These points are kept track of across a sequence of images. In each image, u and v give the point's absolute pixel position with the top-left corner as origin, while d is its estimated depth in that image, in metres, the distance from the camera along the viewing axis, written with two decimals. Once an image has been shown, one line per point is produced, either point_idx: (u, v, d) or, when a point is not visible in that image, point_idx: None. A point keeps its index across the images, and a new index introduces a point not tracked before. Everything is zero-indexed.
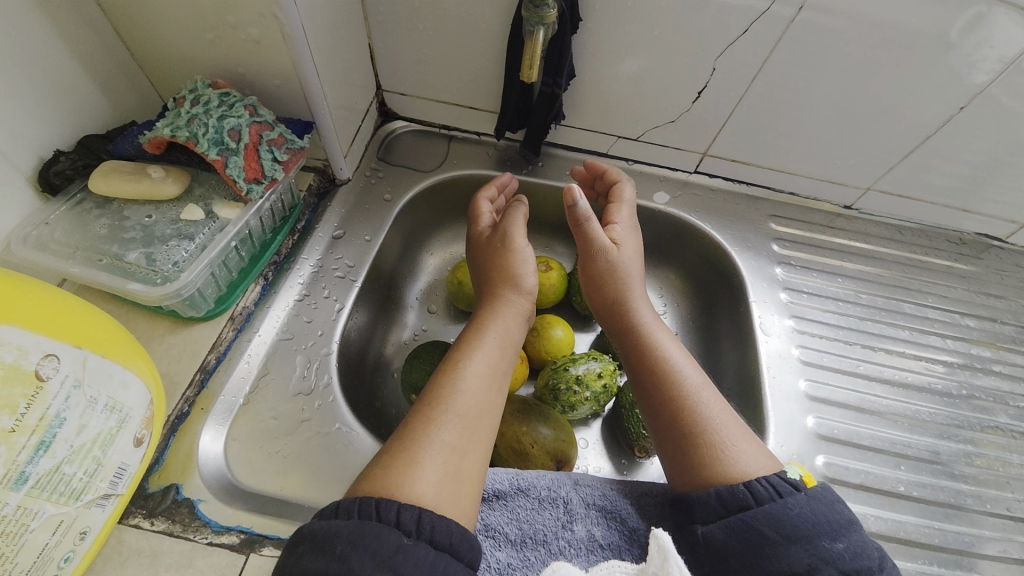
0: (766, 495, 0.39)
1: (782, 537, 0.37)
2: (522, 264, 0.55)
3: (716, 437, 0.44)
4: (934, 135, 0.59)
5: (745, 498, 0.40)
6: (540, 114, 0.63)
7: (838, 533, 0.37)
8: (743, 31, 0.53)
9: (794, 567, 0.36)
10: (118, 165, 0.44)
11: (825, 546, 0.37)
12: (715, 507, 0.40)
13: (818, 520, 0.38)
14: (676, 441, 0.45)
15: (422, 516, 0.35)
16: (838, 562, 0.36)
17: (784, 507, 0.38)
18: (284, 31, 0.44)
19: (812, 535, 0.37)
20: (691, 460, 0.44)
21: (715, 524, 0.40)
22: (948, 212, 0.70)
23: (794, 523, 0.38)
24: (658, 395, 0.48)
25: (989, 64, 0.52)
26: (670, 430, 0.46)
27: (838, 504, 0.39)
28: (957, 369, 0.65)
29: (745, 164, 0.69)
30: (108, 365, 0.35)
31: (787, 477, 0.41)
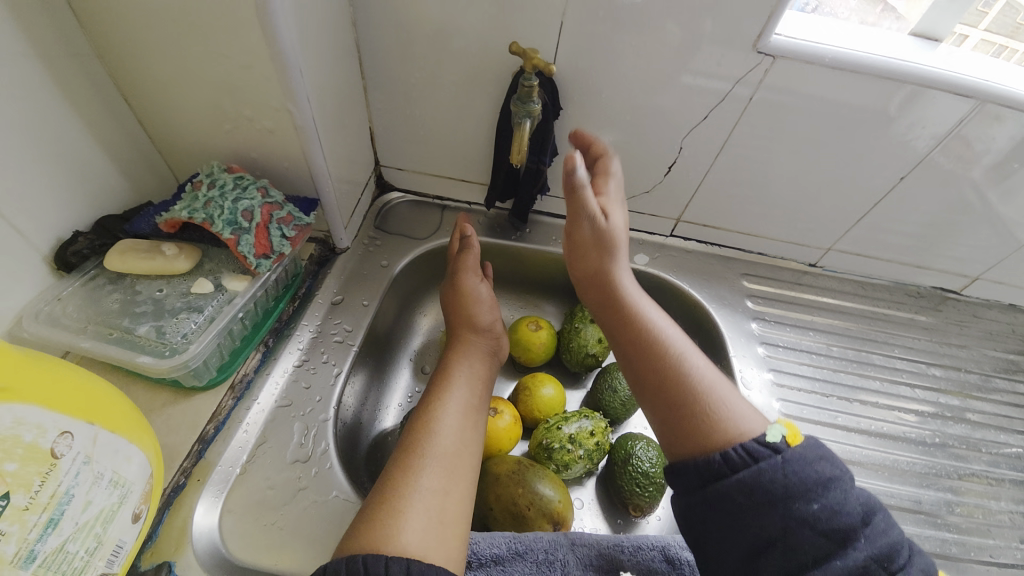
0: (737, 456, 0.40)
1: (752, 501, 0.38)
2: (480, 307, 0.60)
3: (708, 402, 0.44)
4: (885, 198, 0.66)
5: (719, 468, 0.40)
6: (527, 187, 0.68)
7: (814, 495, 0.37)
8: (704, 116, 0.61)
9: (768, 531, 0.37)
10: (134, 244, 0.47)
11: (801, 508, 0.37)
12: (693, 478, 0.41)
13: (792, 484, 0.38)
14: (670, 400, 0.45)
15: (410, 565, 0.36)
16: (814, 523, 0.37)
17: (755, 469, 0.39)
18: (297, 123, 0.49)
19: (787, 498, 0.38)
20: (688, 422, 0.43)
21: (693, 496, 0.41)
22: (904, 268, 0.76)
23: (768, 487, 0.38)
24: (644, 354, 0.49)
25: (927, 138, 0.59)
26: (660, 380, 0.46)
27: (819, 461, 0.39)
28: (929, 418, 0.68)
29: (716, 228, 0.75)
30: (116, 442, 0.36)
31: (766, 442, 0.40)
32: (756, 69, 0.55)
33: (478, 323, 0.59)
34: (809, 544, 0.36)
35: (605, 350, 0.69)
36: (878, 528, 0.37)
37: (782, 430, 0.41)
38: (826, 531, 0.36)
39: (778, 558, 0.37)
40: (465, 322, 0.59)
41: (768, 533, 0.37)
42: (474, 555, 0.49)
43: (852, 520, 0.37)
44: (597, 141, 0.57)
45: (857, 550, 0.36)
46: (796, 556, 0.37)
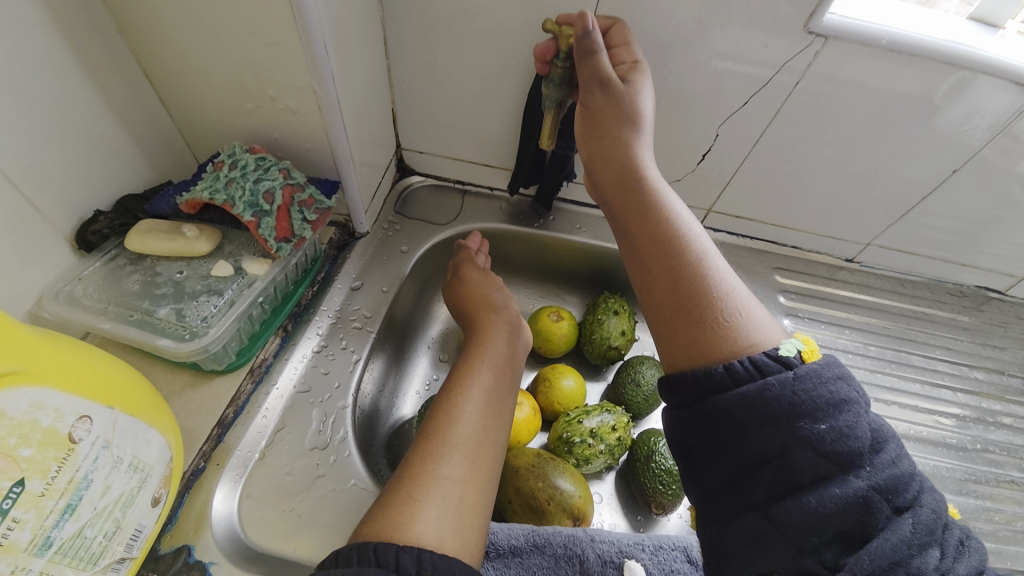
0: (741, 370, 0.35)
1: (753, 417, 0.34)
2: (498, 294, 0.60)
3: (717, 310, 0.39)
4: (931, 193, 0.62)
5: (720, 379, 0.36)
6: (552, 172, 0.66)
7: (822, 414, 0.33)
8: (744, 101, 0.57)
9: (765, 451, 0.33)
10: (154, 225, 0.47)
11: (806, 428, 0.33)
12: (690, 388, 0.37)
13: (799, 402, 0.33)
14: (674, 306, 0.41)
15: (422, 556, 0.35)
16: (817, 444, 0.33)
17: (760, 385, 0.34)
18: (320, 103, 0.48)
19: (791, 416, 0.33)
20: (690, 327, 0.39)
21: (688, 406, 0.37)
22: (947, 266, 0.72)
23: (770, 404, 0.34)
24: (654, 254, 0.43)
25: (980, 130, 0.55)
26: (664, 287, 0.42)
27: (833, 380, 0.34)
28: (969, 423, 0.65)
29: (748, 220, 0.72)
30: (135, 426, 0.36)
31: (779, 357, 0.36)
32: (806, 52, 0.52)
33: (498, 310, 0.58)
34: (808, 465, 0.32)
35: (628, 343, 0.67)
36: (885, 459, 0.33)
37: (798, 345, 0.36)
38: (830, 451, 0.32)
39: (771, 478, 0.33)
40: (486, 310, 0.58)
41: (764, 454, 0.33)
42: (490, 545, 0.46)
43: (861, 442, 0.33)
44: (623, 47, 0.51)
45: (860, 475, 0.32)
46: (790, 476, 0.33)
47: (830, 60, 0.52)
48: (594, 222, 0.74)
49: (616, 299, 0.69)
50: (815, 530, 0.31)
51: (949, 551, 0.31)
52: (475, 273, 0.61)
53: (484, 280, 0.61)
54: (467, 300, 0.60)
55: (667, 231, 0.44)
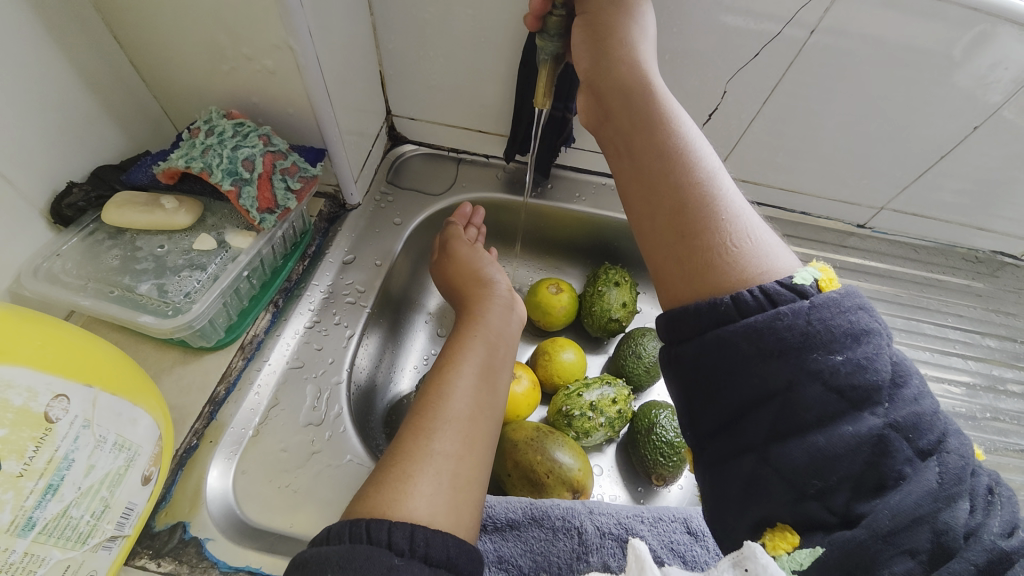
0: (749, 299, 0.32)
1: (762, 350, 0.31)
2: (486, 266, 0.58)
3: (723, 237, 0.35)
4: (949, 154, 0.59)
5: (726, 309, 0.32)
6: (550, 137, 0.63)
7: (837, 345, 0.30)
8: (753, 55, 0.53)
9: (772, 385, 0.31)
10: (131, 197, 0.45)
11: (820, 359, 0.30)
12: (693, 321, 0.33)
13: (811, 334, 0.30)
14: (674, 233, 0.37)
15: (415, 533, 0.34)
16: (831, 377, 0.30)
17: (770, 315, 0.31)
18: (299, 63, 0.45)
19: (803, 348, 0.30)
20: (692, 257, 0.36)
21: (690, 342, 0.33)
22: (961, 230, 0.69)
23: (781, 334, 0.31)
24: (656, 178, 0.39)
25: (1003, 85, 0.51)
26: (665, 214, 0.38)
27: (852, 311, 0.31)
28: (979, 391, 0.64)
29: (756, 185, 0.69)
30: (117, 404, 0.34)
31: (790, 285, 0.32)
32: None
33: (489, 284, 0.56)
34: (819, 401, 0.30)
35: (629, 316, 0.66)
36: (907, 397, 0.30)
37: (814, 273, 0.33)
38: (843, 386, 0.30)
39: (776, 417, 0.31)
40: (477, 284, 0.56)
41: (771, 388, 0.31)
42: (487, 518, 0.45)
43: (880, 377, 0.30)
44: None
45: (875, 414, 0.29)
46: (797, 413, 0.30)
47: (848, 5, 0.48)
48: (594, 190, 0.71)
49: (616, 270, 0.67)
50: (822, 474, 0.29)
51: (978, 502, 0.28)
52: (463, 248, 0.58)
53: (472, 253, 0.58)
54: (457, 273, 0.58)
55: (671, 153, 0.39)
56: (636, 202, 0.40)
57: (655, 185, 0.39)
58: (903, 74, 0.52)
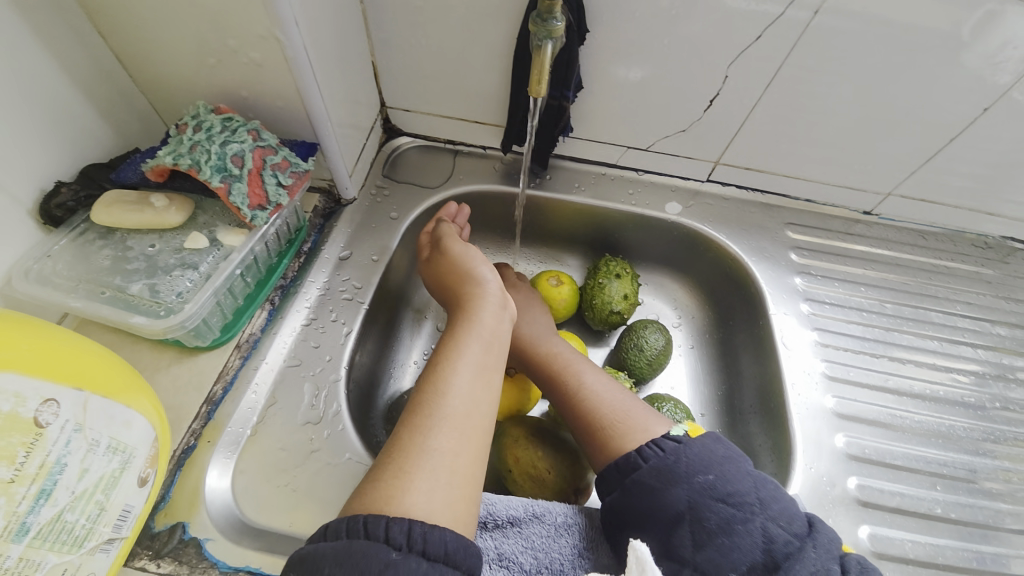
0: (652, 451, 0.43)
1: (664, 483, 0.41)
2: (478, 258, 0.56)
3: (618, 407, 0.48)
4: (959, 138, 0.57)
5: (635, 461, 0.43)
6: (547, 125, 0.61)
7: (708, 467, 0.42)
8: (756, 38, 0.51)
9: (676, 507, 0.40)
10: (120, 196, 0.44)
11: (699, 480, 0.41)
12: (616, 478, 0.44)
13: (693, 461, 0.42)
14: (587, 418, 0.49)
15: (413, 527, 0.34)
16: (711, 492, 0.40)
17: (664, 460, 0.42)
18: (287, 54, 0.44)
19: (687, 475, 0.41)
20: (603, 443, 0.47)
21: (616, 494, 0.44)
22: (971, 216, 0.68)
23: (673, 468, 0.42)
24: (563, 381, 0.52)
25: (1012, 65, 0.49)
26: (577, 405, 0.50)
27: (717, 444, 0.44)
28: (989, 380, 0.62)
29: (760, 172, 0.67)
30: (110, 406, 0.34)
31: (672, 434, 0.45)
32: None
33: (480, 276, 0.54)
34: (711, 512, 0.40)
35: (630, 308, 0.65)
36: (769, 499, 0.40)
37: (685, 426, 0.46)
38: (721, 497, 0.40)
39: (689, 532, 0.40)
40: (472, 277, 0.54)
41: (676, 509, 0.40)
42: (487, 516, 0.45)
43: (742, 487, 0.40)
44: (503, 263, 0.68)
45: (755, 514, 0.39)
46: (702, 528, 0.39)
47: None
48: (593, 180, 0.70)
49: (618, 262, 0.66)
50: (722, 549, 0.38)
51: None
52: (458, 246, 0.57)
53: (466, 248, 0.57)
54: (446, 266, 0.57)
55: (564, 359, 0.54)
56: (559, 401, 0.52)
57: (568, 390, 0.52)
58: (912, 55, 0.50)
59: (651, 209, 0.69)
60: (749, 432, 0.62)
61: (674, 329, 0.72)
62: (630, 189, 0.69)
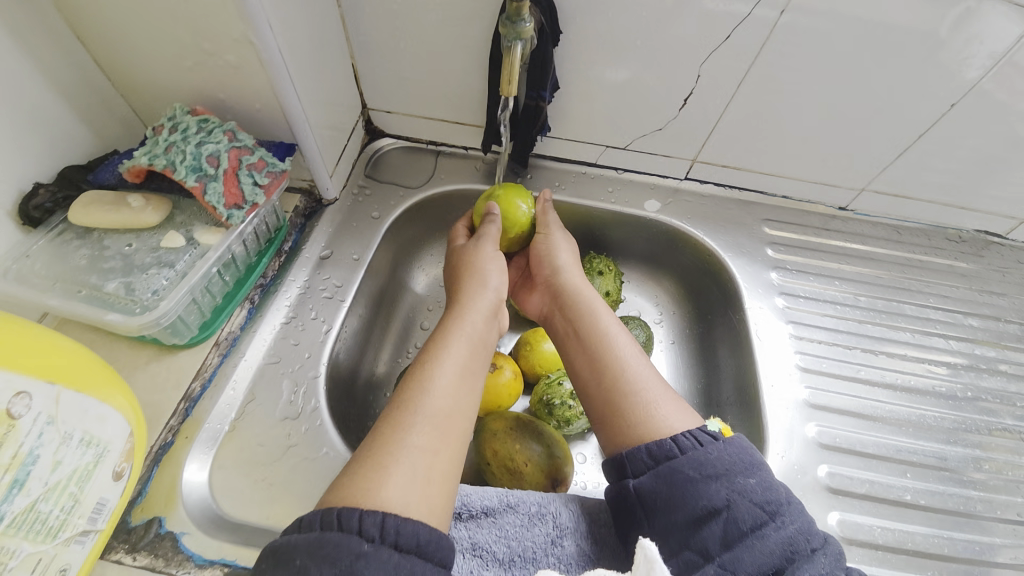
0: (690, 444, 0.40)
1: (701, 476, 0.38)
2: (490, 251, 0.57)
3: (646, 395, 0.45)
4: (927, 133, 0.59)
5: (671, 449, 0.40)
6: (525, 126, 0.62)
7: (750, 470, 0.39)
8: (726, 37, 0.53)
9: (712, 502, 0.37)
10: (98, 197, 0.44)
11: (739, 480, 0.38)
12: (645, 461, 0.41)
13: (733, 462, 0.39)
14: (609, 398, 0.46)
15: (386, 520, 0.35)
16: (751, 494, 0.37)
17: (703, 455, 0.39)
18: (262, 56, 0.45)
19: (727, 473, 0.38)
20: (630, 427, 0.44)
21: (645, 476, 0.40)
22: (943, 210, 0.69)
23: (711, 464, 0.39)
24: (592, 357, 0.49)
25: (980, 61, 0.51)
26: (600, 385, 0.47)
27: (753, 449, 0.41)
28: (961, 370, 0.64)
29: (736, 169, 0.68)
30: (82, 400, 0.35)
31: (707, 429, 0.42)
32: None
33: (485, 279, 0.55)
34: (748, 514, 0.36)
35: (613, 304, 0.66)
36: (802, 510, 0.37)
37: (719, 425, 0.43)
38: (762, 501, 0.37)
39: (719, 530, 0.36)
40: (471, 277, 0.55)
41: (712, 505, 0.37)
42: (462, 506, 0.45)
43: (783, 496, 0.37)
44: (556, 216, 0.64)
45: (789, 523, 0.36)
46: (737, 530, 0.36)
47: None
48: (573, 179, 0.71)
49: (602, 259, 0.67)
50: (757, 556, 0.34)
51: None
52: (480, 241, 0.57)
53: (486, 236, 0.58)
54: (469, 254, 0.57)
55: (598, 336, 0.50)
56: (581, 377, 0.49)
57: (594, 366, 0.48)
58: (874, 52, 0.52)
59: (630, 207, 0.70)
60: (725, 424, 0.62)
61: (654, 324, 0.73)
62: (609, 187, 0.71)
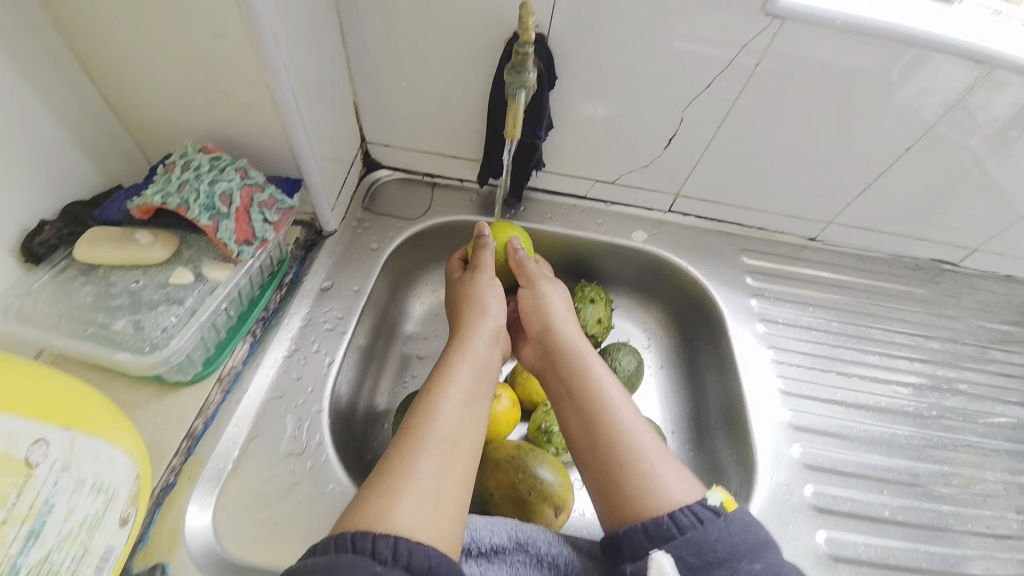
0: (689, 522, 0.41)
1: (702, 562, 0.39)
2: (495, 303, 0.57)
3: (643, 466, 0.46)
4: (888, 169, 0.65)
5: (668, 530, 0.41)
6: (521, 162, 0.65)
7: (755, 555, 0.39)
8: (707, 85, 0.58)
9: None
10: (105, 233, 0.44)
11: (744, 568, 0.38)
12: (642, 542, 0.42)
13: (732, 546, 0.40)
14: (607, 465, 0.47)
15: (398, 542, 0.35)
16: None
17: (701, 538, 0.40)
18: (275, 97, 0.46)
19: (730, 560, 0.39)
20: (626, 496, 0.45)
21: (645, 561, 0.41)
22: (901, 241, 0.75)
23: (713, 549, 0.39)
24: (592, 423, 0.50)
25: (936, 106, 0.57)
26: (602, 454, 0.48)
27: (755, 525, 0.41)
28: (925, 390, 0.69)
29: (716, 203, 0.73)
30: (95, 445, 0.34)
31: (708, 504, 0.42)
32: (764, 33, 0.53)
33: (490, 316, 0.56)
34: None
35: (605, 331, 0.69)
36: None
37: (720, 497, 0.44)
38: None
39: None
40: (474, 311, 0.56)
41: None
42: (473, 543, 0.46)
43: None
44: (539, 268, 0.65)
45: None
46: None
47: (786, 40, 0.53)
48: (565, 211, 0.74)
49: (591, 287, 0.70)
50: None
51: None
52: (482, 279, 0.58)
53: (481, 291, 0.57)
54: (464, 311, 0.56)
55: (597, 396, 0.51)
56: (581, 444, 0.50)
57: (594, 433, 0.49)
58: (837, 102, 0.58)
59: (619, 238, 0.73)
60: (715, 447, 0.65)
61: (644, 350, 0.76)
62: (598, 219, 0.74)
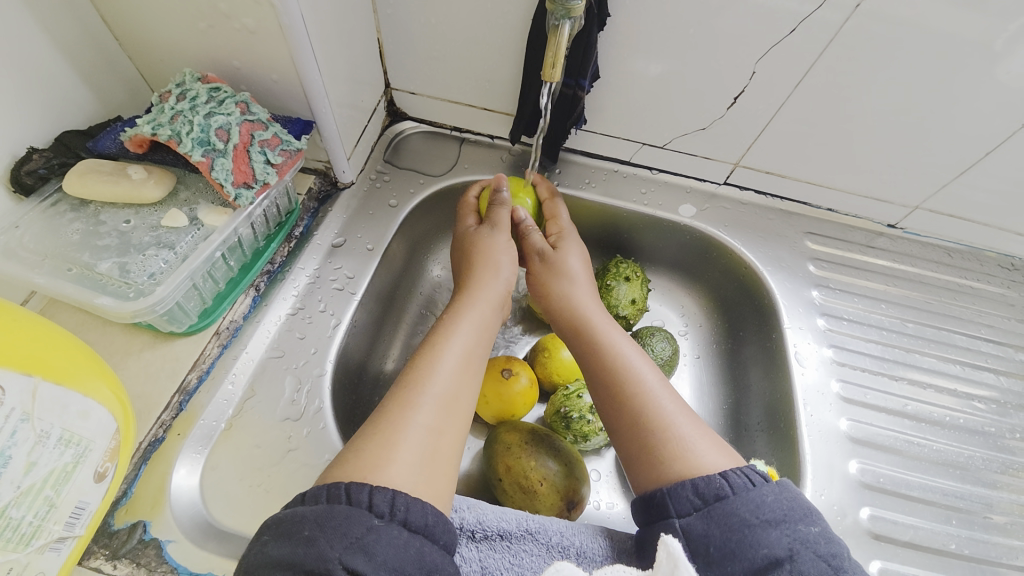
0: (741, 482, 0.36)
1: (760, 521, 0.34)
2: (507, 260, 0.50)
3: (674, 430, 0.40)
4: (996, 152, 0.53)
5: (720, 488, 0.36)
6: (560, 116, 0.57)
7: (811, 518, 0.34)
8: (787, 34, 0.48)
9: (774, 552, 0.33)
10: (96, 165, 0.41)
11: (804, 530, 0.33)
12: (691, 499, 0.36)
13: (792, 507, 0.35)
14: (635, 432, 0.41)
15: (397, 497, 0.32)
16: (816, 547, 0.33)
17: (759, 497, 0.35)
18: (281, 22, 0.40)
19: (791, 520, 0.34)
20: (656, 464, 0.39)
21: (694, 517, 0.35)
22: (998, 235, 0.63)
23: (771, 508, 0.34)
24: (611, 383, 0.44)
25: None
26: (623, 416, 0.42)
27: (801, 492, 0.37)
28: (1010, 409, 0.59)
29: (780, 177, 0.63)
30: (65, 395, 0.32)
31: (755, 468, 0.37)
32: None
33: (501, 268, 0.49)
34: (814, 570, 0.32)
35: (638, 313, 0.62)
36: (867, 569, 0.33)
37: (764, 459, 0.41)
38: (826, 555, 0.32)
39: None
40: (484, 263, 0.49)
41: (774, 555, 0.33)
42: (477, 526, 0.42)
43: (848, 554, 0.33)
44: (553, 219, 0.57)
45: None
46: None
47: None
48: (604, 177, 0.66)
49: (627, 264, 0.62)
50: None
51: None
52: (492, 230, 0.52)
53: (490, 245, 0.50)
54: (470, 267, 0.50)
55: (618, 357, 0.45)
56: (603, 408, 0.44)
57: (615, 394, 0.43)
58: (952, 65, 0.47)
59: (663, 210, 0.65)
60: (755, 451, 0.58)
61: (679, 336, 0.69)
62: (642, 188, 0.66)
